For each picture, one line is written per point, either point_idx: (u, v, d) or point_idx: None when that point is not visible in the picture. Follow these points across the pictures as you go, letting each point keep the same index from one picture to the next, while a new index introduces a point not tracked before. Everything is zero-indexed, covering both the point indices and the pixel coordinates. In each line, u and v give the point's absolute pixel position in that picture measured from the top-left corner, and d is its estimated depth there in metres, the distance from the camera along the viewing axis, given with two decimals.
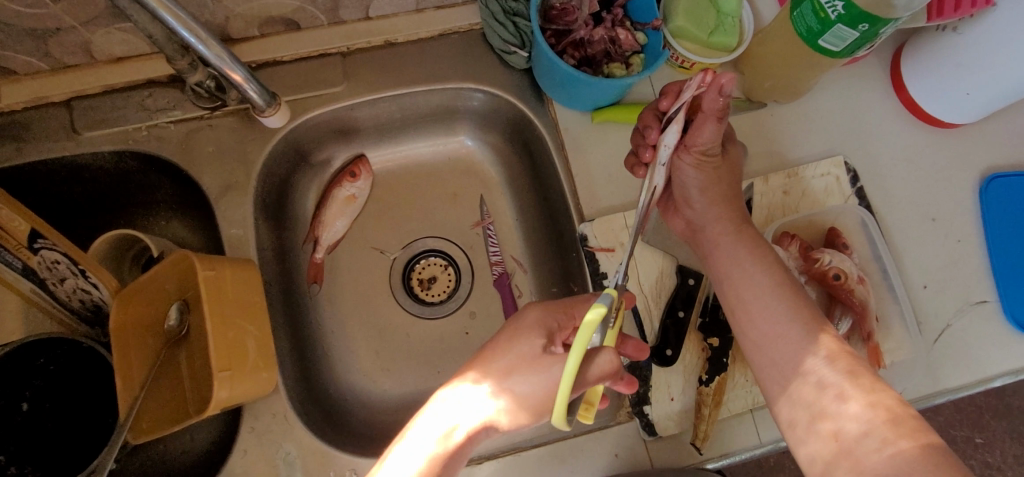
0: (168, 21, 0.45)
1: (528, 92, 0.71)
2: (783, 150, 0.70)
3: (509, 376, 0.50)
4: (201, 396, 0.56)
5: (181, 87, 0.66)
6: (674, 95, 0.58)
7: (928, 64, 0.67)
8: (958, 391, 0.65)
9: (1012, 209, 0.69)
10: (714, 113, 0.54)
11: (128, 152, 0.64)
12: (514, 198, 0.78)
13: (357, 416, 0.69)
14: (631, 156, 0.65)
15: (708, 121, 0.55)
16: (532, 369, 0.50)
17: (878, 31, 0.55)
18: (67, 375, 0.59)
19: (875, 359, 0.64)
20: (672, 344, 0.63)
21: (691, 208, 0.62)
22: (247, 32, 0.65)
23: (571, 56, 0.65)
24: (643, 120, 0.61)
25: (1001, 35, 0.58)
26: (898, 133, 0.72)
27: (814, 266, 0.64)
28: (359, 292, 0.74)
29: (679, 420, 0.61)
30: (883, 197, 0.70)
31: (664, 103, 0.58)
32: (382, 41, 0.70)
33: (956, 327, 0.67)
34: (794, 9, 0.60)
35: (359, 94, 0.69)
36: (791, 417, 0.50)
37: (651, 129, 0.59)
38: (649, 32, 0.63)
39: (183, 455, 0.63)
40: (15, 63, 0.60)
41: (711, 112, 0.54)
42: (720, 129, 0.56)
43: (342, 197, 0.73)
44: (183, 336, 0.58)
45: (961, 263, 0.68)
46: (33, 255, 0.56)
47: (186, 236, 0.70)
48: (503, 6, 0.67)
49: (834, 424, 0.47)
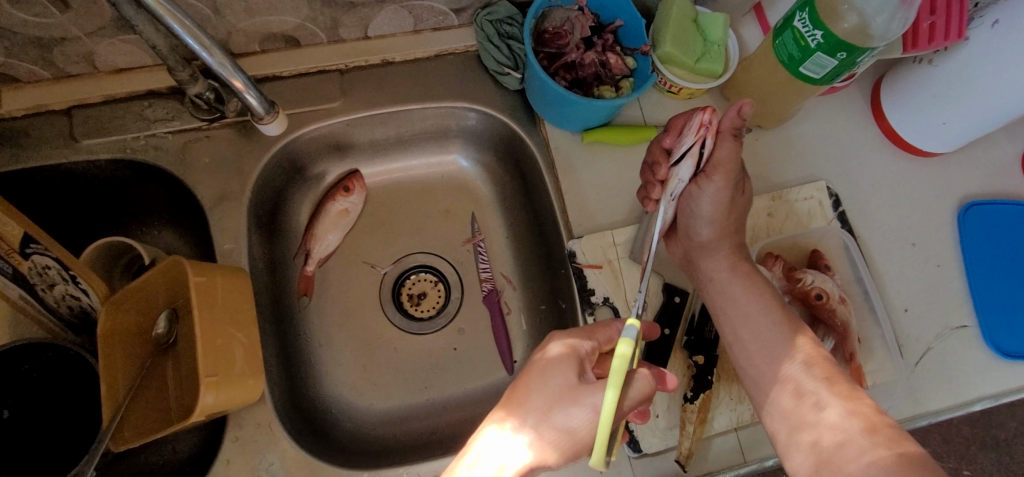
0: (175, 29, 0.46)
1: (520, 112, 0.73)
2: (769, 174, 0.72)
3: (551, 413, 0.49)
4: (184, 404, 0.56)
5: (180, 99, 0.67)
6: (676, 131, 0.60)
7: (905, 96, 0.70)
8: (941, 414, 0.66)
9: (990, 237, 0.71)
10: (729, 130, 0.55)
11: (125, 161, 0.65)
12: (504, 215, 0.79)
13: (342, 428, 0.69)
14: (642, 189, 0.66)
15: (724, 139, 0.55)
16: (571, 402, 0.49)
17: (855, 60, 0.57)
18: (49, 383, 0.59)
19: (857, 380, 0.65)
20: (657, 362, 0.64)
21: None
22: (248, 48, 0.67)
23: (563, 78, 0.67)
24: (652, 155, 0.63)
25: (975, 65, 0.60)
26: (879, 161, 0.74)
27: (797, 285, 0.66)
28: (350, 305, 0.74)
29: (663, 437, 0.62)
30: (865, 222, 0.72)
31: (665, 138, 0.61)
32: (379, 60, 0.71)
33: (937, 350, 0.68)
34: (776, 38, 0.62)
35: (355, 110, 0.71)
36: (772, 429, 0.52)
37: (661, 165, 0.61)
38: (638, 57, 0.66)
39: (164, 466, 0.63)
40: (18, 71, 0.61)
41: (726, 129, 0.55)
42: (737, 148, 0.56)
43: (335, 212, 0.74)
44: (170, 344, 0.60)
45: (941, 288, 0.70)
46: (24, 260, 0.56)
47: (177, 245, 0.71)
48: (498, 29, 0.70)
49: (813, 433, 0.48)
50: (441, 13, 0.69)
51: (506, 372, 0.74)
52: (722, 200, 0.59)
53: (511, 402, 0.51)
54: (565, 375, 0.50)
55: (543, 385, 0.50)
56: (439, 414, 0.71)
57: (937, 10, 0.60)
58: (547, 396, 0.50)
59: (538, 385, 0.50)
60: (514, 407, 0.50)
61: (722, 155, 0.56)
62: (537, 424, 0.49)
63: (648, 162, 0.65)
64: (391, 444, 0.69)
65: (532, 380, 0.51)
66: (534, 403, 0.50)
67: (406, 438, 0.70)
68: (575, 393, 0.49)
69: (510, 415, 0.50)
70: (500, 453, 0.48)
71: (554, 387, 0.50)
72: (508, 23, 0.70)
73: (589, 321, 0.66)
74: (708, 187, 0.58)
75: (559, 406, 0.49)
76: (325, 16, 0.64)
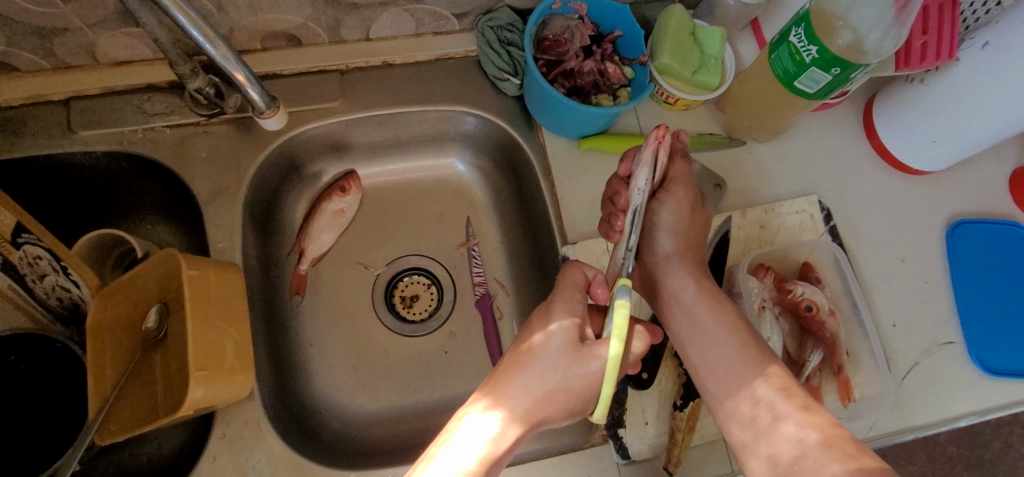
0: (180, 20, 0.46)
1: (518, 117, 0.74)
2: (762, 187, 0.73)
3: (550, 375, 0.53)
4: (172, 400, 0.55)
5: (180, 94, 0.67)
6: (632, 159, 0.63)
7: (897, 113, 0.71)
8: (926, 428, 0.67)
9: (978, 257, 0.72)
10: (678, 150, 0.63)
11: (122, 154, 0.65)
12: (500, 221, 0.79)
13: (330, 429, 0.69)
14: (602, 225, 0.66)
15: (677, 157, 0.63)
16: (572, 363, 0.53)
17: (849, 76, 0.58)
18: (36, 375, 0.58)
19: (845, 394, 0.66)
20: (648, 368, 0.65)
21: (654, 250, 0.63)
22: (250, 46, 0.67)
23: (562, 85, 0.67)
24: (612, 188, 0.64)
25: (964, 84, 0.62)
26: (870, 177, 0.75)
27: (787, 296, 0.67)
28: (340, 305, 0.74)
29: (652, 444, 0.62)
30: (856, 236, 0.72)
31: (621, 167, 0.63)
32: (379, 62, 0.72)
33: (923, 365, 0.68)
34: (772, 52, 0.63)
35: (354, 111, 0.71)
36: (739, 433, 0.53)
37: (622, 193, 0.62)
38: (637, 67, 0.67)
39: (148, 462, 0.62)
40: (18, 61, 0.61)
41: (676, 150, 0.63)
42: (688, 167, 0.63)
43: (331, 211, 0.74)
44: (160, 339, 0.58)
45: (929, 303, 0.71)
46: (15, 249, 0.55)
47: (171, 240, 0.71)
48: (499, 36, 0.70)
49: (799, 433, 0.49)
50: (442, 18, 0.70)
51: None
52: (685, 210, 0.62)
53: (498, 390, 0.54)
54: (566, 340, 0.54)
55: (542, 351, 0.54)
56: (427, 416, 0.71)
57: (929, 30, 0.61)
58: (549, 359, 0.54)
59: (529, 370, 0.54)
60: (507, 382, 0.54)
61: (678, 170, 0.62)
62: (528, 391, 0.53)
63: (606, 197, 0.66)
64: (379, 446, 0.69)
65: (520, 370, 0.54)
66: (532, 370, 0.54)
67: (393, 439, 0.69)
68: (576, 354, 0.53)
69: (497, 398, 0.53)
70: (481, 440, 0.50)
71: (556, 350, 0.53)
72: (509, 29, 0.71)
73: None
74: (668, 202, 0.61)
75: (561, 371, 0.53)
76: (328, 16, 0.65)
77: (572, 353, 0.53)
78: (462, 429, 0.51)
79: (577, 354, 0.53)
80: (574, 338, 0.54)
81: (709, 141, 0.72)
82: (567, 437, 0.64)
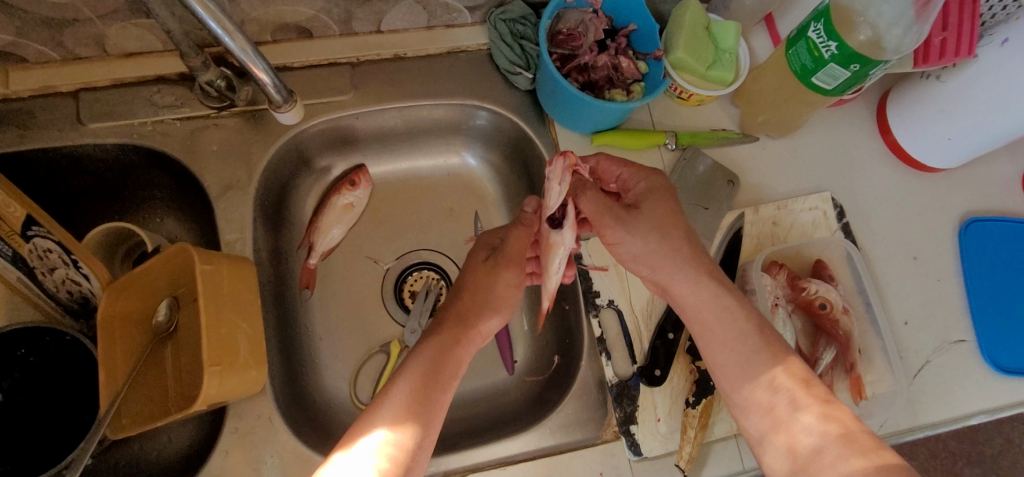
0: (197, 11, 0.46)
1: (530, 112, 0.73)
2: (774, 183, 0.73)
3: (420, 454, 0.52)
4: (184, 395, 0.56)
5: (190, 86, 0.67)
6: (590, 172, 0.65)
7: (912, 109, 0.70)
8: (936, 427, 0.67)
9: (990, 255, 0.72)
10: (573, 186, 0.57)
11: (131, 147, 0.64)
12: (510, 215, 0.79)
13: (340, 423, 0.69)
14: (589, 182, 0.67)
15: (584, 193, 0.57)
16: (421, 398, 0.54)
17: (868, 72, 0.58)
18: (46, 368, 0.58)
19: (856, 391, 0.66)
20: (661, 365, 0.64)
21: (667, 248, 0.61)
22: (261, 37, 0.67)
23: (575, 79, 0.67)
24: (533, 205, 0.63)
25: (983, 82, 0.61)
26: (884, 174, 0.74)
27: (801, 294, 0.67)
28: (350, 300, 0.73)
29: (663, 441, 0.62)
30: (869, 234, 0.72)
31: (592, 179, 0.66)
32: (390, 55, 0.71)
33: (935, 363, 0.68)
34: (789, 47, 0.63)
35: (364, 104, 0.70)
36: None
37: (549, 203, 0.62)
38: (651, 62, 0.66)
39: (160, 455, 0.62)
40: (26, 51, 0.60)
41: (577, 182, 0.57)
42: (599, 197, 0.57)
43: (340, 205, 0.73)
44: (169, 333, 0.58)
45: (941, 301, 0.70)
46: (24, 242, 0.55)
47: (180, 234, 0.70)
48: (511, 29, 0.70)
49: None
50: (455, 11, 0.69)
51: (507, 372, 0.72)
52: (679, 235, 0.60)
53: (429, 377, 0.56)
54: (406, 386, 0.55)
55: (409, 391, 0.55)
56: None
57: (948, 26, 0.60)
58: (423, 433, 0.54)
59: (488, 313, 0.63)
60: (387, 409, 0.53)
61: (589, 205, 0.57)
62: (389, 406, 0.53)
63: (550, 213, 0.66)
64: None
65: (462, 345, 0.60)
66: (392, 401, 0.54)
67: None
68: (421, 398, 0.55)
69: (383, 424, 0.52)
70: (372, 457, 0.48)
71: (408, 385, 0.55)
72: (521, 23, 0.70)
73: (594, 323, 0.66)
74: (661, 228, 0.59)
75: (416, 404, 0.54)
76: (340, 9, 0.64)
77: (416, 388, 0.55)
78: (363, 445, 0.50)
79: (419, 400, 0.54)
80: (424, 366, 0.57)
81: (723, 136, 0.71)
82: (578, 432, 0.63)
